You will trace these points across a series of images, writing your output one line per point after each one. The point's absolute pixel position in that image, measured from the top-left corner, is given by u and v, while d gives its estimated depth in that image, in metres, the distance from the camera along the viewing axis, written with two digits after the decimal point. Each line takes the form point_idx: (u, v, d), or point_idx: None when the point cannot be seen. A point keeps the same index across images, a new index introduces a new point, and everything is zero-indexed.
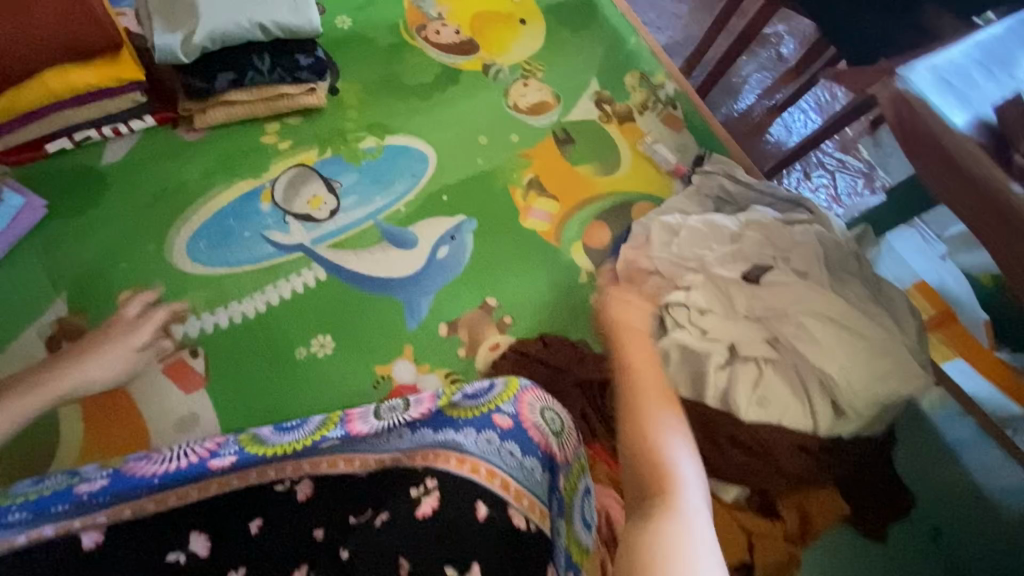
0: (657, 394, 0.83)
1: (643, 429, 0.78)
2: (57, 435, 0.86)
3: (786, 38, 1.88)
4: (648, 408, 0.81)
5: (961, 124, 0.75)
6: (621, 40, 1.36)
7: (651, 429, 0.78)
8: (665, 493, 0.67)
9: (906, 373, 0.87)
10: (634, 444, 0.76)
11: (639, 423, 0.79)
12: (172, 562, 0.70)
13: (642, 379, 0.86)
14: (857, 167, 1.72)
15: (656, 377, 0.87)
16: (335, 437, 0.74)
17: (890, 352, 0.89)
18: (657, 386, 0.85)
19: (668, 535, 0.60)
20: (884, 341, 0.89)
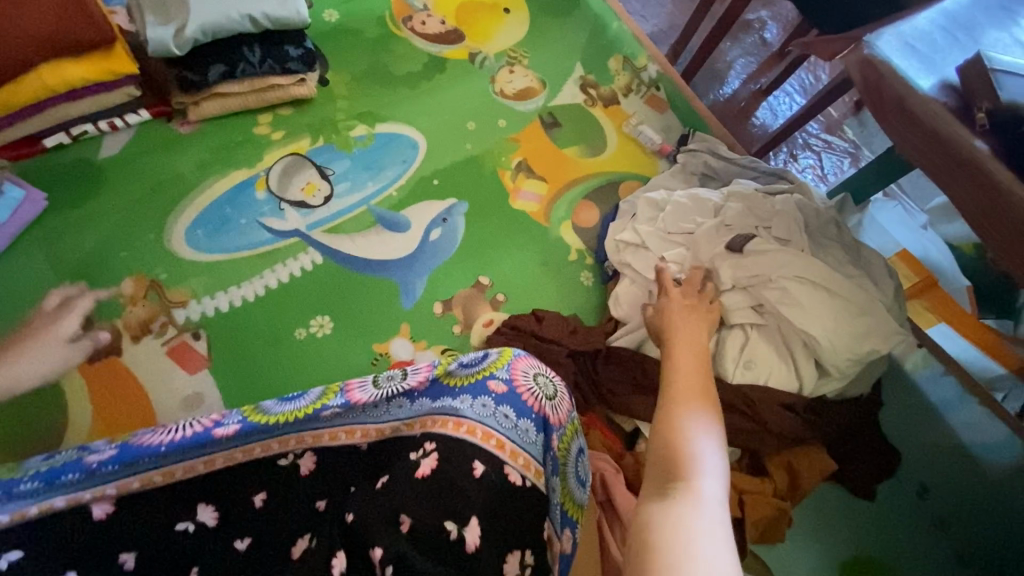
0: (689, 384, 0.75)
1: (672, 423, 0.68)
2: (66, 416, 0.88)
3: (770, 23, 1.90)
4: (679, 398, 0.72)
5: (926, 87, 0.78)
6: (604, 25, 1.39)
7: (680, 420, 0.68)
8: (681, 480, 0.60)
9: (886, 331, 0.91)
10: (660, 436, 0.67)
11: (668, 416, 0.69)
12: (182, 530, 0.71)
13: (674, 364, 0.80)
14: (843, 147, 1.75)
15: (690, 366, 0.79)
16: (335, 404, 0.79)
17: (869, 311, 0.92)
18: (691, 375, 0.77)
19: (678, 523, 0.54)
20: (864, 301, 0.93)
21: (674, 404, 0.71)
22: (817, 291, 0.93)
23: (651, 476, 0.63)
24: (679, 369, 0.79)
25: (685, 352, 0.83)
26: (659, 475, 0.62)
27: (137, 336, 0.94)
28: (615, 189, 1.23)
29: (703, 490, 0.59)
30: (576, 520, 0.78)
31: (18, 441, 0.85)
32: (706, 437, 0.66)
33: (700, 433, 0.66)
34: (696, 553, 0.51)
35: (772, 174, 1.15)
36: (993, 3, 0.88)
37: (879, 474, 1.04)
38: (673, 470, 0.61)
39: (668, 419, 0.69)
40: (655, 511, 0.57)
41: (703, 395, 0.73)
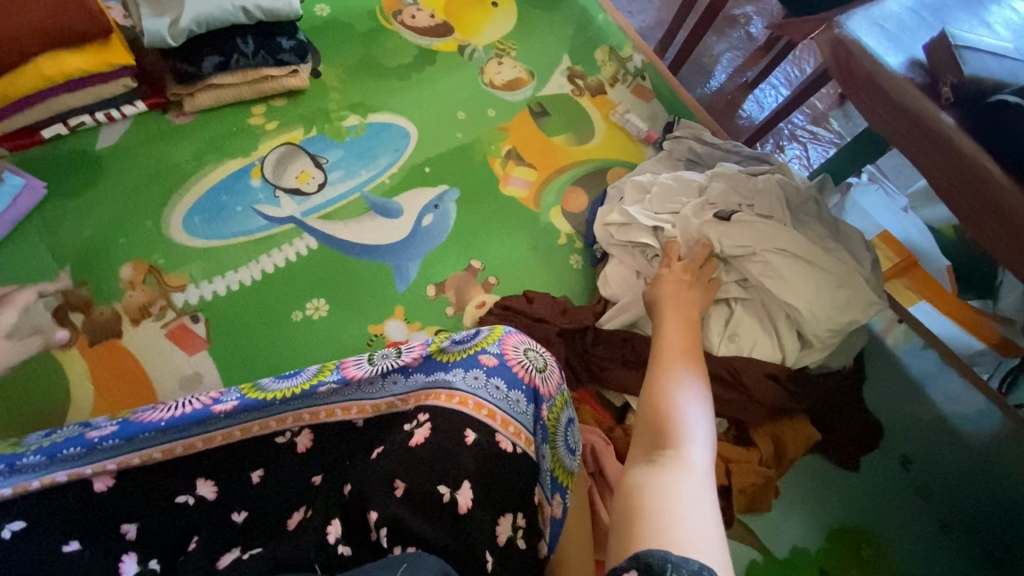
0: (677, 358, 0.77)
1: (660, 393, 0.69)
2: (69, 396, 0.91)
3: (755, 18, 1.94)
4: (667, 370, 0.74)
5: (896, 64, 0.83)
6: (590, 17, 1.42)
7: (669, 391, 0.70)
8: (669, 448, 0.61)
9: (863, 299, 0.95)
10: (648, 406, 0.68)
11: (656, 387, 0.71)
12: (181, 503, 0.73)
13: (663, 340, 0.82)
14: (828, 138, 1.78)
15: (679, 343, 0.81)
16: (331, 380, 0.81)
17: (847, 281, 0.96)
18: (679, 351, 0.79)
19: (666, 487, 0.55)
20: (842, 272, 0.97)
21: (663, 376, 0.73)
22: (798, 264, 0.97)
23: (639, 443, 0.64)
24: (668, 344, 0.80)
25: (674, 329, 0.85)
26: (647, 442, 0.63)
27: (136, 319, 0.96)
28: (603, 175, 1.26)
29: (691, 457, 0.60)
30: (566, 487, 0.82)
31: (21, 419, 0.88)
32: (693, 407, 0.67)
33: (689, 404, 0.68)
34: (683, 513, 0.52)
35: (755, 158, 1.19)
36: None
37: (861, 444, 1.08)
38: (662, 438, 0.63)
39: (656, 389, 0.70)
40: (644, 476, 0.57)
41: (691, 370, 0.75)
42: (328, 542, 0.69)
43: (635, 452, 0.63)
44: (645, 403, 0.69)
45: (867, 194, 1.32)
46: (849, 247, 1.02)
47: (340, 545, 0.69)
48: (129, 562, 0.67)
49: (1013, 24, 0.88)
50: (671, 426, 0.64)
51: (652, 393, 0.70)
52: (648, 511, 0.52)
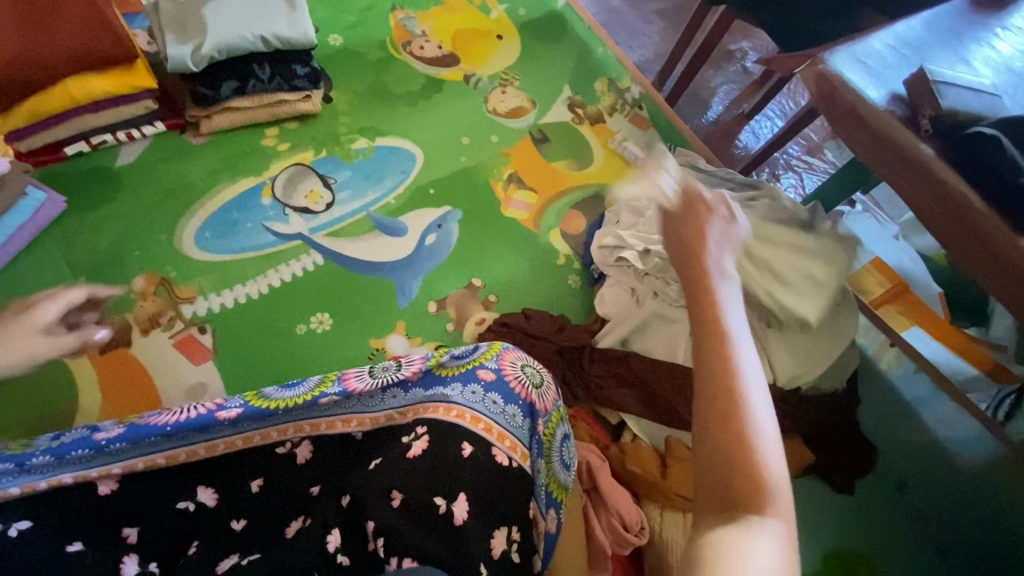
0: (724, 311, 0.59)
1: (725, 384, 0.53)
2: (77, 402, 0.93)
3: (750, 53, 2.02)
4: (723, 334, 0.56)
5: (877, 98, 0.87)
6: (590, 51, 1.49)
7: (731, 364, 0.54)
8: (751, 483, 0.48)
9: (836, 272, 1.02)
10: (709, 404, 0.52)
11: (719, 371, 0.54)
12: (182, 508, 0.74)
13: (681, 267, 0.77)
14: (823, 168, 1.83)
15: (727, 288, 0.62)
16: (333, 391, 0.82)
17: (829, 286, 1.01)
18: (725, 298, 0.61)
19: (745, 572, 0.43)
20: (824, 276, 1.02)
21: (719, 339, 0.56)
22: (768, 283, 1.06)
23: (713, 475, 0.50)
24: (717, 295, 0.60)
25: (718, 276, 0.63)
26: (721, 477, 0.50)
27: (146, 329, 0.99)
28: (601, 199, 1.30)
29: (778, 491, 0.49)
30: (560, 502, 0.83)
31: (29, 423, 0.91)
32: (760, 388, 0.53)
33: (755, 385, 0.53)
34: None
35: (750, 184, 1.22)
36: (943, 26, 0.97)
37: (855, 467, 1.10)
38: (743, 471, 0.49)
39: (716, 373, 0.54)
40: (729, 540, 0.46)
41: (741, 324, 0.58)
42: (327, 550, 0.71)
43: (708, 490, 0.50)
44: (700, 400, 0.53)
45: (861, 221, 1.32)
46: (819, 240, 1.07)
47: (340, 554, 0.71)
48: (130, 564, 0.69)
49: (991, 61, 0.94)
50: (747, 440, 0.50)
51: (710, 382, 0.53)
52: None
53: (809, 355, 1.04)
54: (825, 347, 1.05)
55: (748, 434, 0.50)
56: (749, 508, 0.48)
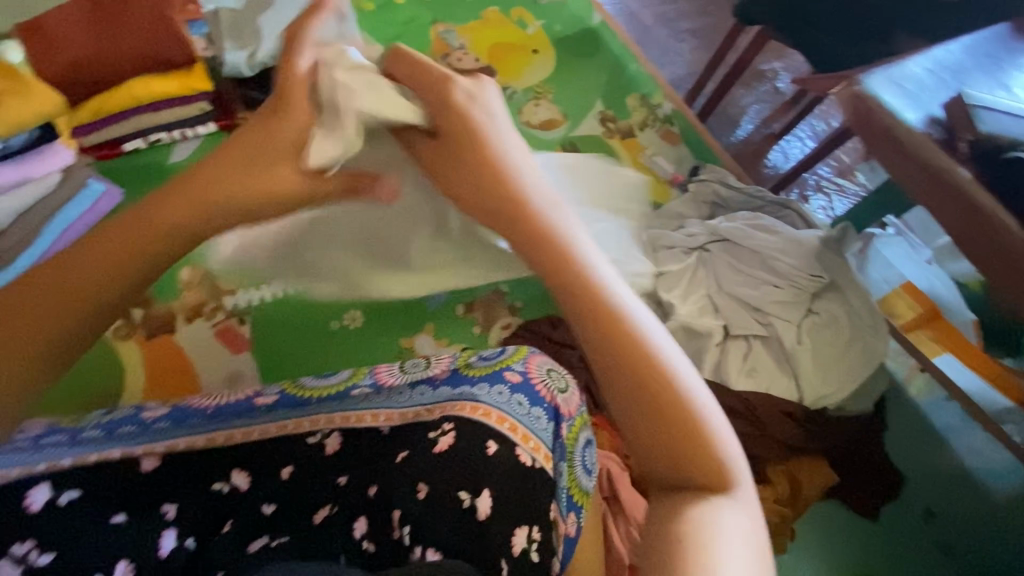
0: (602, 282, 0.58)
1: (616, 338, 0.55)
2: (123, 382, 0.99)
3: (782, 73, 2.03)
4: (612, 310, 0.56)
5: (914, 120, 0.88)
6: (624, 66, 1.52)
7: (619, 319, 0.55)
8: (690, 431, 0.52)
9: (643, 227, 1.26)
10: (619, 367, 0.54)
11: (625, 351, 0.54)
12: (216, 490, 0.78)
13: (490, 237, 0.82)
14: (854, 191, 1.81)
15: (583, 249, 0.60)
16: (364, 385, 0.91)
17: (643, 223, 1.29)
18: (590, 261, 0.59)
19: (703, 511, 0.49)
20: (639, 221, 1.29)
21: (608, 301, 0.56)
22: (795, 302, 1.09)
23: (657, 453, 0.53)
24: (587, 266, 0.58)
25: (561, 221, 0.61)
26: (668, 456, 0.52)
27: (190, 317, 1.05)
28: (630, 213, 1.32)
29: (723, 442, 0.53)
30: (581, 506, 0.84)
31: (80, 399, 0.96)
32: (665, 340, 0.56)
33: (661, 341, 0.55)
34: (743, 538, 0.49)
35: (778, 203, 1.25)
36: (982, 51, 0.97)
37: (881, 491, 1.08)
38: (687, 440, 0.52)
39: (621, 352, 0.54)
40: (700, 516, 0.49)
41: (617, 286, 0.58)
42: (353, 536, 0.74)
43: (657, 470, 0.53)
44: (611, 367, 0.54)
45: (891, 245, 1.28)
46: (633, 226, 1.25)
47: (365, 541, 0.74)
48: (168, 538, 0.71)
49: None
50: (684, 410, 0.52)
51: (616, 349, 0.54)
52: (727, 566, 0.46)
53: (837, 374, 1.05)
54: (854, 366, 1.05)
55: (682, 402, 0.53)
56: (707, 477, 0.51)
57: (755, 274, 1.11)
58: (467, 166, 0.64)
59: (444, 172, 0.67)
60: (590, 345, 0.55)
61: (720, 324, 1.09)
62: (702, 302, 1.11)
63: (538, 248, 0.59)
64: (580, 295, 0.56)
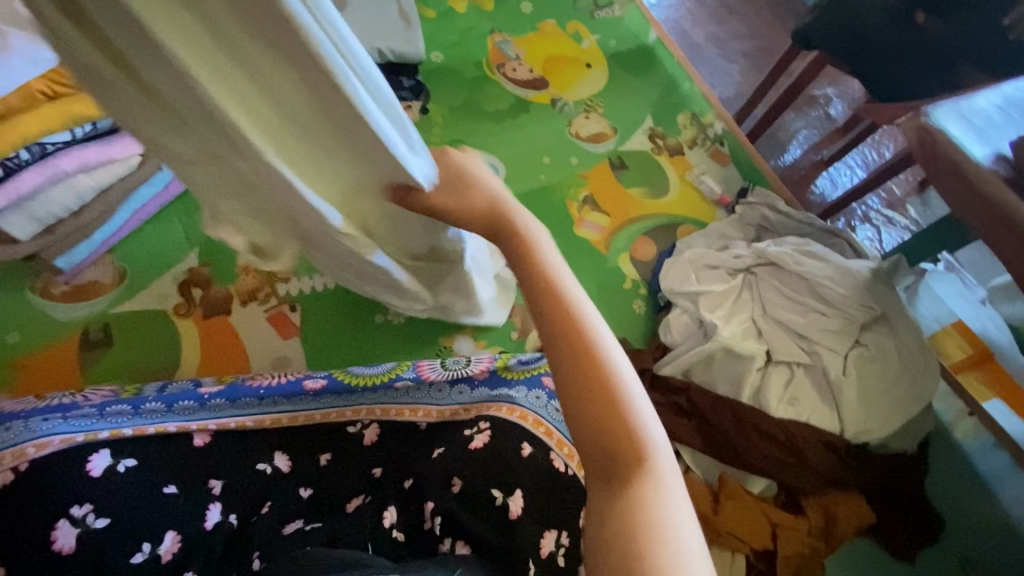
0: (553, 272, 0.61)
1: (559, 326, 0.56)
2: (180, 356, 1.05)
3: (835, 100, 1.99)
4: (558, 294, 0.58)
5: (980, 156, 0.85)
6: (676, 85, 1.52)
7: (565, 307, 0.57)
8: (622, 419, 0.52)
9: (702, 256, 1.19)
10: (560, 352, 0.55)
11: (566, 331, 0.56)
12: (260, 470, 0.81)
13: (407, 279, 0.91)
14: (904, 224, 1.75)
15: (545, 243, 0.65)
16: (407, 376, 0.91)
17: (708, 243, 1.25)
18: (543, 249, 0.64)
19: (638, 500, 0.48)
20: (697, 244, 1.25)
21: (557, 290, 0.59)
22: (843, 332, 1.07)
23: (588, 432, 0.52)
24: (542, 259, 0.62)
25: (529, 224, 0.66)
26: (600, 436, 0.51)
27: (244, 301, 1.11)
28: (673, 230, 1.32)
29: (655, 434, 0.52)
30: None
31: (142, 369, 1.03)
32: (603, 327, 0.57)
33: (600, 327, 0.57)
34: (679, 530, 0.46)
35: (827, 231, 1.24)
36: None
37: (919, 537, 1.04)
38: (616, 421, 0.52)
39: (563, 334, 0.56)
40: (633, 499, 0.48)
41: (568, 275, 0.61)
42: (383, 524, 0.76)
43: (592, 453, 0.52)
44: (555, 353, 0.56)
45: (944, 282, 1.20)
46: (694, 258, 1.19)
47: (395, 529, 0.75)
48: (214, 511, 0.75)
49: None
50: (615, 386, 0.53)
51: (559, 334, 0.56)
52: (666, 546, 0.44)
53: (881, 411, 1.03)
54: (901, 404, 1.02)
55: (612, 382, 0.53)
56: (640, 464, 0.50)
57: (801, 300, 1.10)
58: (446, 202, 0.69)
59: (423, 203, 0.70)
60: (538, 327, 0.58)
61: (763, 349, 1.07)
62: (747, 324, 1.11)
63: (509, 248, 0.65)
64: (533, 280, 0.61)
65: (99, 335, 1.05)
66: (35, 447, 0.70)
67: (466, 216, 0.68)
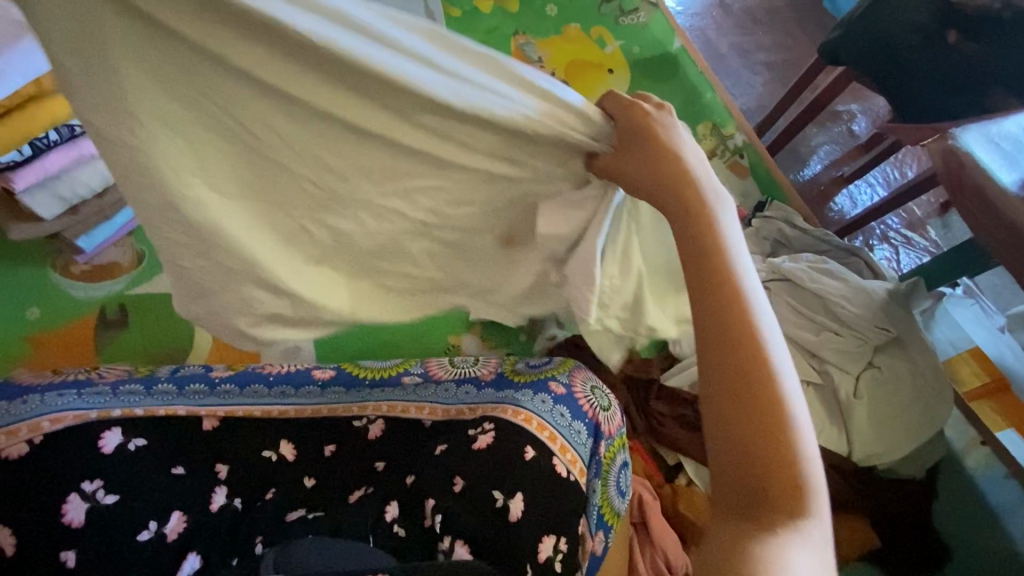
0: (738, 270, 0.53)
1: (734, 331, 0.50)
2: (193, 340, 1.07)
3: (858, 116, 1.97)
4: (740, 298, 0.51)
5: (1008, 181, 0.83)
6: (698, 94, 1.50)
7: (744, 314, 0.50)
8: (783, 456, 0.46)
9: None
10: (728, 362, 0.49)
11: (741, 337, 0.49)
12: (266, 457, 0.82)
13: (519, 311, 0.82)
14: (923, 245, 1.73)
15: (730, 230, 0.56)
16: (415, 372, 0.92)
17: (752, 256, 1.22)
18: (729, 238, 0.55)
19: (785, 546, 0.43)
20: None
21: (737, 290, 0.51)
22: (857, 353, 1.05)
23: (736, 460, 0.47)
24: (728, 253, 0.53)
25: (716, 201, 0.57)
26: (753, 467, 0.46)
27: None
28: None
29: (815, 487, 0.46)
30: (610, 526, 0.84)
31: (157, 350, 1.05)
32: (782, 351, 0.50)
33: (778, 350, 0.50)
34: None
35: (845, 249, 1.22)
36: None
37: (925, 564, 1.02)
38: (775, 457, 0.46)
39: (734, 340, 0.49)
40: (772, 552, 0.43)
41: (754, 279, 0.53)
42: (384, 519, 0.77)
43: (737, 476, 0.47)
44: (719, 358, 0.49)
45: (962, 306, 1.18)
46: None
47: (396, 524, 0.77)
48: (219, 495, 0.77)
49: None
50: (780, 416, 0.47)
51: (731, 340, 0.49)
52: None
53: (890, 435, 1.02)
54: (910, 429, 1.01)
55: (780, 410, 0.47)
56: (788, 508, 0.45)
57: (814, 318, 1.09)
58: (627, 158, 0.61)
59: (609, 167, 0.63)
60: (702, 326, 0.51)
61: None
62: None
63: (685, 224, 0.55)
64: (709, 269, 0.53)
65: (115, 315, 1.07)
66: (49, 420, 0.72)
67: (642, 175, 0.59)
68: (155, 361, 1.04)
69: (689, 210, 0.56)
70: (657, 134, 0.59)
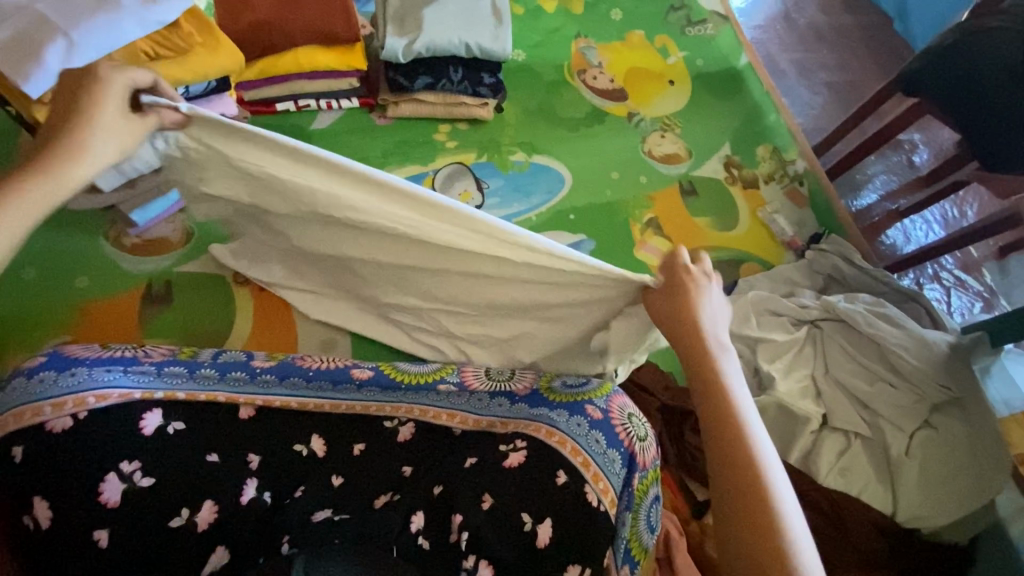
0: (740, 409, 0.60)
1: (735, 468, 0.57)
2: (233, 322, 1.08)
3: (920, 147, 1.88)
4: (737, 422, 0.59)
5: None
6: (761, 114, 1.46)
7: (745, 451, 0.57)
8: None
9: (762, 301, 1.13)
10: (731, 494, 0.56)
11: (742, 474, 0.56)
12: (296, 451, 0.81)
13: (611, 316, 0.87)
14: (976, 290, 1.63)
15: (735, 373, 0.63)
16: (451, 381, 0.91)
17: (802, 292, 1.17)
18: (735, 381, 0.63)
19: None
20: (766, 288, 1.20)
21: (739, 429, 0.58)
22: (911, 408, 1.01)
23: None
24: (733, 394, 0.61)
25: (722, 348, 0.65)
26: None
27: None
28: (737, 266, 1.27)
29: None
30: (638, 563, 0.80)
31: (199, 329, 1.06)
32: (784, 486, 0.56)
33: (774, 468, 0.57)
34: None
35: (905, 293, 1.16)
36: None
37: None
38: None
39: (737, 475, 0.56)
40: None
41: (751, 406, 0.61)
42: (410, 529, 0.74)
43: None
44: (725, 490, 0.57)
45: None
46: (763, 303, 1.14)
47: (421, 536, 0.74)
48: (250, 487, 0.75)
49: None
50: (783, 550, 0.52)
51: (734, 472, 0.57)
52: None
53: (937, 496, 0.97)
54: (960, 492, 0.96)
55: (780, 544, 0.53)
56: None
57: (866, 364, 1.05)
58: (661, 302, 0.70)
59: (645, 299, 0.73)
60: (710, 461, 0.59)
61: (820, 412, 1.02)
62: (805, 382, 1.06)
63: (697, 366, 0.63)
64: (716, 408, 0.60)
65: (160, 291, 1.08)
66: (94, 398, 0.73)
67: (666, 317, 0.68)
68: (194, 340, 1.05)
69: (693, 341, 0.64)
70: (681, 281, 0.67)
